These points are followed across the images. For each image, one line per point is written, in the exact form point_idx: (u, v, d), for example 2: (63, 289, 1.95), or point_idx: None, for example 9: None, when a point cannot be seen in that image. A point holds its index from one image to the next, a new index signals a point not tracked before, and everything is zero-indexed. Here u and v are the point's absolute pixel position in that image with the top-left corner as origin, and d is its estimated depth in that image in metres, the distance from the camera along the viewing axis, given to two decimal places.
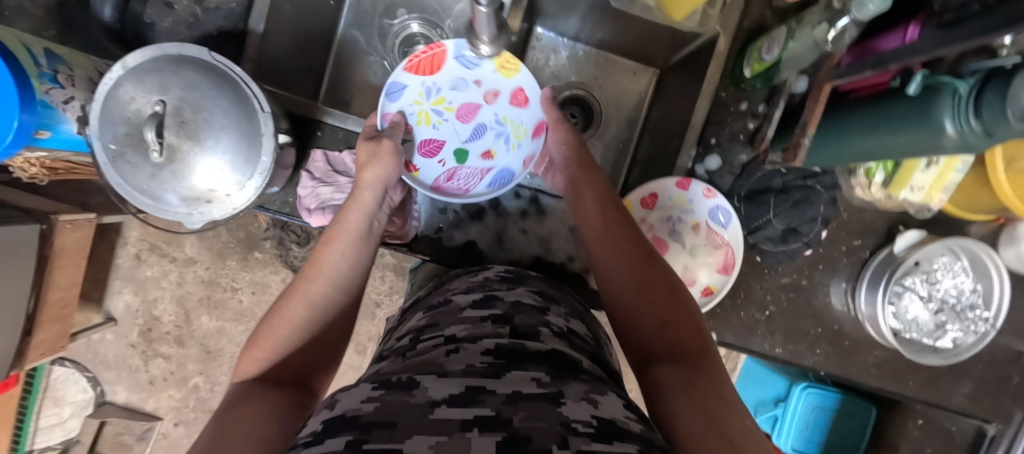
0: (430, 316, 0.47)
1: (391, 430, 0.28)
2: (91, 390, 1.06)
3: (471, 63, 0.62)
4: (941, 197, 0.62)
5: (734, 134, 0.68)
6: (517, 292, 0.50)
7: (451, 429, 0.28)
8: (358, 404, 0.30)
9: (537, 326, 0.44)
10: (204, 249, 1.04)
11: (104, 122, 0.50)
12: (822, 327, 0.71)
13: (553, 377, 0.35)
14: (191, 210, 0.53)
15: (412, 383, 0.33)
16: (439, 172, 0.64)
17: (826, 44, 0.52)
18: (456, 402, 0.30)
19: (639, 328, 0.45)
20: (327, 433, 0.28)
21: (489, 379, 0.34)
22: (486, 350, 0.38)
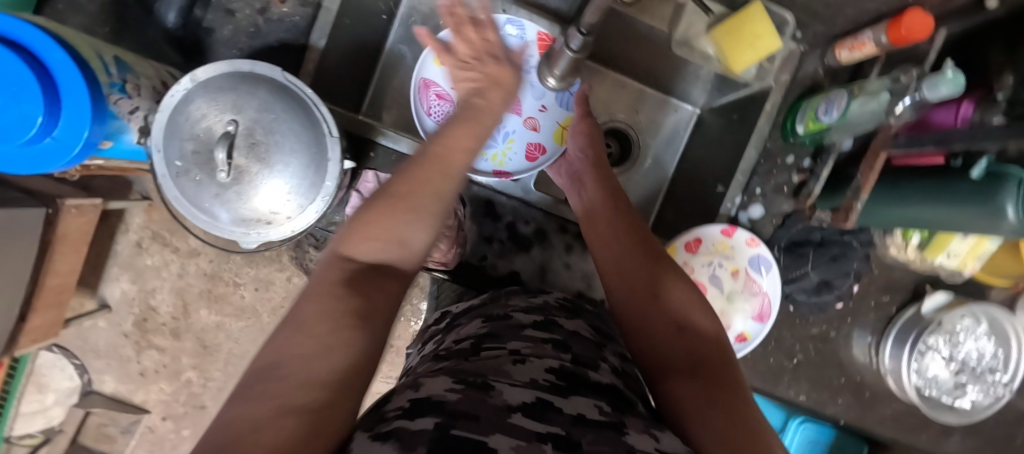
0: (491, 327, 0.44)
1: (475, 423, 0.26)
2: (78, 377, 1.01)
3: (562, 102, 0.65)
4: (975, 265, 0.65)
5: (778, 186, 0.70)
6: (576, 324, 0.47)
7: (528, 437, 0.26)
8: (443, 390, 0.28)
9: (595, 358, 0.40)
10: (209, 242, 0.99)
11: (173, 139, 0.49)
12: (845, 377, 0.73)
13: (616, 409, 0.32)
14: (249, 230, 0.52)
15: (487, 382, 0.31)
16: (444, 85, 0.68)
17: (889, 117, 0.55)
18: (531, 412, 0.28)
19: (652, 333, 0.44)
20: (414, 411, 0.26)
21: (556, 395, 0.31)
22: (550, 368, 0.35)
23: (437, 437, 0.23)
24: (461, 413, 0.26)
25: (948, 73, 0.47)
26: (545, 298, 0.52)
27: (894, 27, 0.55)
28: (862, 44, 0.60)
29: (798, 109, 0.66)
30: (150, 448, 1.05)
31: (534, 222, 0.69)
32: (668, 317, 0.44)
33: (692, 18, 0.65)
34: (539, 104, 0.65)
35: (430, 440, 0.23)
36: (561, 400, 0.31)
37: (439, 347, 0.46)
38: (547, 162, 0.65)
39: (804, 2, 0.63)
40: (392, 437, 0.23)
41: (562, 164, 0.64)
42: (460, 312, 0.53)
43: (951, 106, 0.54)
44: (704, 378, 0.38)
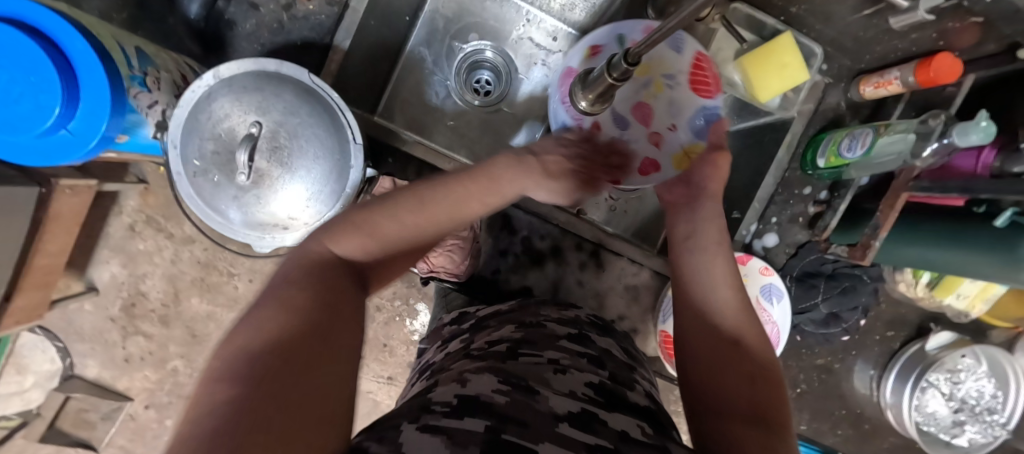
0: (525, 332, 0.45)
1: (524, 429, 0.28)
2: (59, 360, 0.98)
3: (697, 128, 0.55)
4: (982, 307, 0.66)
5: (793, 217, 0.70)
6: (608, 341, 0.48)
7: (579, 450, 0.28)
8: (491, 392, 0.31)
9: (629, 377, 0.42)
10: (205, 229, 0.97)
11: (192, 136, 0.48)
12: (846, 409, 0.74)
13: (656, 432, 0.34)
14: (264, 234, 0.50)
15: (531, 388, 0.33)
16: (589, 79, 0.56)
17: (915, 159, 0.54)
18: (576, 423, 0.30)
19: (717, 375, 0.39)
20: (461, 410, 0.29)
21: (599, 408, 0.34)
22: (588, 382, 0.37)
23: (489, 439, 0.26)
24: (511, 418, 0.29)
25: (981, 122, 0.47)
26: (576, 313, 0.53)
27: (923, 68, 0.55)
28: (888, 82, 0.61)
29: (820, 141, 0.66)
30: (130, 437, 1.02)
31: (550, 238, 0.69)
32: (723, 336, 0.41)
33: (723, 43, 0.65)
34: (670, 122, 0.55)
35: (482, 442, 0.26)
36: (606, 414, 0.33)
37: (468, 346, 0.46)
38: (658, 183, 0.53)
39: (832, 36, 0.63)
40: (440, 432, 0.26)
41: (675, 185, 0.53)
42: (486, 315, 0.54)
43: (971, 152, 0.54)
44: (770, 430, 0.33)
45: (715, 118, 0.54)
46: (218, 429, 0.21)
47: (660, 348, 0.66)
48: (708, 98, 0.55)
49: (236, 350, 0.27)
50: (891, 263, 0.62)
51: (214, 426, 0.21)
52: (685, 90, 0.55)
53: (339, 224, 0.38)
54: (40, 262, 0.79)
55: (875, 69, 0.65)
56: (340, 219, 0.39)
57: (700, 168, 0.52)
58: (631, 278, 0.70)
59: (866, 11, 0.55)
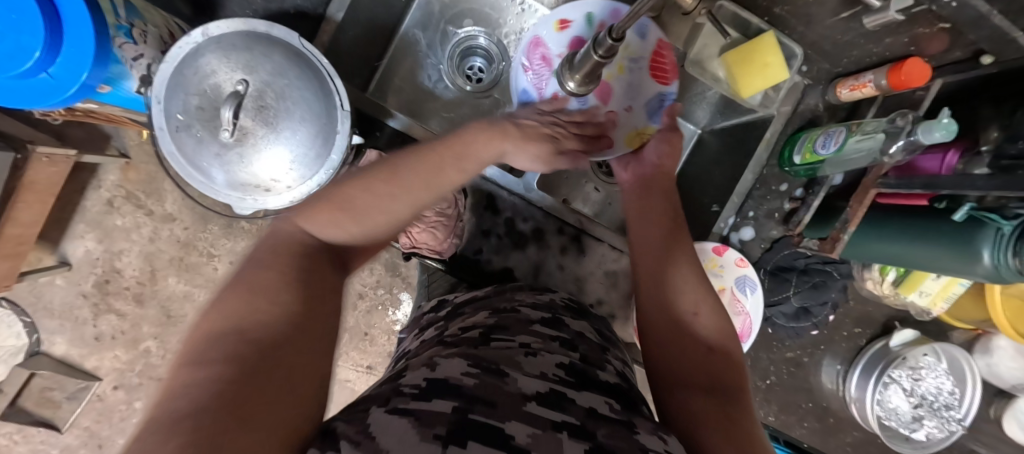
0: (498, 318, 0.46)
1: (492, 407, 0.29)
2: (26, 336, 0.96)
3: (652, 111, 0.56)
4: (942, 306, 0.69)
5: (770, 212, 0.73)
6: (581, 325, 0.49)
7: (545, 426, 0.29)
8: (460, 374, 0.32)
9: (600, 359, 0.43)
10: (186, 208, 0.96)
11: (176, 91, 0.48)
12: (812, 402, 0.76)
13: (624, 408, 0.35)
14: (245, 196, 0.50)
15: (501, 371, 0.34)
16: (560, 47, 0.55)
17: (883, 156, 0.56)
18: (545, 402, 0.31)
19: (680, 350, 0.45)
20: (431, 392, 0.30)
21: (568, 388, 0.34)
22: (558, 364, 0.38)
23: (455, 420, 0.27)
24: (480, 399, 0.29)
25: (942, 119, 0.49)
26: (552, 297, 0.54)
27: (895, 72, 0.58)
28: (863, 85, 0.64)
29: (796, 140, 0.69)
30: (96, 419, 1.00)
31: (533, 220, 0.69)
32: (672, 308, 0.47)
33: (709, 40, 0.67)
34: (627, 103, 0.55)
35: (449, 422, 0.26)
36: (574, 393, 0.34)
37: (442, 333, 0.47)
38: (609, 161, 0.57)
39: (811, 38, 0.66)
40: (409, 413, 0.27)
41: (630, 161, 0.60)
42: (461, 302, 0.55)
43: (937, 154, 0.56)
44: (724, 403, 0.39)
45: (669, 104, 0.56)
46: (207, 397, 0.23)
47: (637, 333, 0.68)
48: (665, 84, 0.56)
49: (208, 333, 0.28)
50: (856, 257, 0.64)
51: (207, 391, 0.24)
52: (645, 75, 0.55)
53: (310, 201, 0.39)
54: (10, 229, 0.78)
55: (850, 73, 0.68)
56: (318, 196, 0.40)
57: (654, 146, 0.58)
58: (611, 265, 0.71)
59: (843, 14, 0.58)
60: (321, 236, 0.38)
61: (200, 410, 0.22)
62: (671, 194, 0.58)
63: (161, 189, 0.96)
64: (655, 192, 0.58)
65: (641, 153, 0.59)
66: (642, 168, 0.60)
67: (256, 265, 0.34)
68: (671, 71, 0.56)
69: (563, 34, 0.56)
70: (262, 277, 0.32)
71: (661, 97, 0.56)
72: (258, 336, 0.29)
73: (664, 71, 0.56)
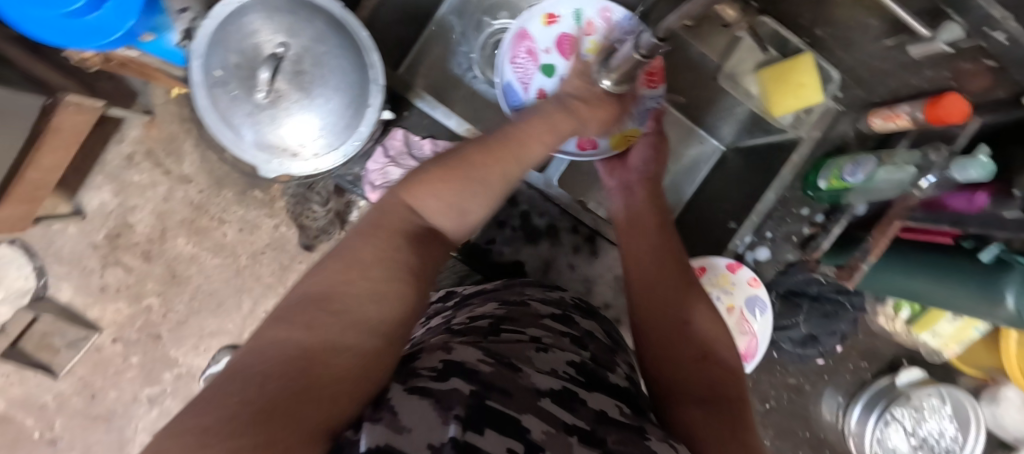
0: (508, 309, 0.46)
1: (507, 398, 0.29)
2: (34, 280, 1.02)
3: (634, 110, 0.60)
4: (955, 349, 0.68)
5: (788, 234, 0.70)
6: (591, 324, 0.49)
7: (557, 426, 0.28)
8: (477, 360, 0.32)
9: (609, 361, 0.43)
10: (204, 171, 1.03)
11: (217, 48, 0.48)
12: (809, 431, 0.75)
13: (634, 413, 0.35)
14: (271, 158, 0.49)
15: (513, 363, 0.34)
16: (547, 45, 0.64)
17: (913, 188, 0.55)
18: (557, 400, 0.31)
19: (681, 367, 0.44)
20: (449, 372, 0.29)
21: (579, 387, 0.34)
22: (570, 362, 0.38)
23: (473, 404, 0.26)
24: (496, 387, 0.29)
25: (981, 158, 0.49)
26: (560, 295, 0.54)
27: (933, 105, 0.57)
28: (897, 115, 0.62)
29: (823, 165, 0.67)
30: (92, 367, 1.06)
31: (548, 216, 0.69)
32: (675, 319, 0.47)
33: (745, 55, 0.67)
34: None
35: (466, 406, 0.26)
36: (586, 394, 0.34)
37: (448, 322, 0.47)
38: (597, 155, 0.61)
39: (850, 64, 0.65)
40: (428, 396, 0.26)
41: (617, 167, 0.63)
42: (470, 293, 0.55)
43: (964, 192, 0.53)
44: (723, 415, 0.39)
45: (655, 106, 0.60)
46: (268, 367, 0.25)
47: None
48: (652, 86, 0.60)
49: (301, 297, 0.31)
50: (875, 287, 0.63)
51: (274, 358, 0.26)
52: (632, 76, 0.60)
53: (416, 177, 0.41)
54: (31, 174, 0.83)
55: (885, 103, 0.66)
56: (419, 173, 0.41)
57: (641, 154, 0.61)
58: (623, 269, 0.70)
59: (888, 41, 0.57)
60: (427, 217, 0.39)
61: (261, 379, 0.24)
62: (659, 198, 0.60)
63: (181, 150, 1.04)
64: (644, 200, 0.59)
65: (627, 159, 0.63)
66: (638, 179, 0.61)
67: (360, 239, 0.36)
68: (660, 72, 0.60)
69: (552, 29, 0.65)
70: (367, 246, 0.35)
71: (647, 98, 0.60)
72: (341, 307, 0.30)
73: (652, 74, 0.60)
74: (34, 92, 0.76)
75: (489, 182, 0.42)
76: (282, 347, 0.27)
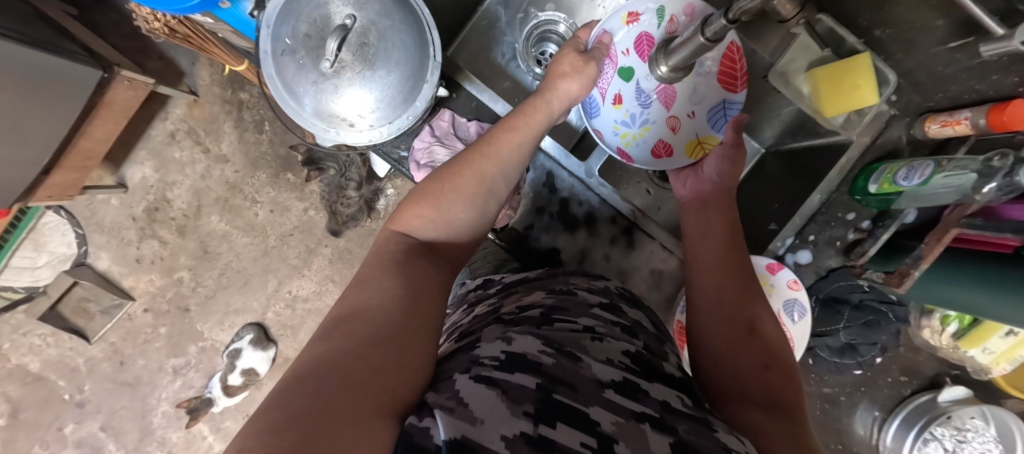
0: (557, 299, 0.50)
1: (571, 391, 0.32)
2: (75, 246, 1.11)
3: (712, 118, 0.61)
4: (1004, 368, 0.65)
5: (831, 239, 0.69)
6: (639, 313, 0.53)
7: (627, 415, 0.32)
8: (537, 352, 0.35)
9: (660, 348, 0.47)
10: (241, 151, 1.09)
11: (287, 16, 0.49)
12: (841, 444, 0.73)
13: (695, 403, 0.38)
14: (329, 127, 0.51)
15: (573, 354, 0.37)
16: (628, 45, 0.60)
17: (974, 194, 0.53)
18: (620, 392, 0.35)
19: (740, 365, 0.44)
20: (511, 366, 0.33)
21: (640, 378, 0.38)
22: (625, 351, 0.41)
23: (541, 399, 0.30)
24: (560, 381, 0.33)
25: None
26: (605, 285, 0.57)
27: (998, 111, 0.55)
28: (957, 121, 0.60)
29: (872, 169, 0.66)
30: (123, 333, 1.13)
31: (587, 205, 0.68)
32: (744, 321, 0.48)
33: (797, 55, 0.66)
34: (690, 109, 0.61)
35: (534, 400, 0.30)
36: (647, 384, 0.37)
37: (498, 310, 0.52)
38: (671, 166, 0.62)
39: (907, 66, 0.64)
40: (495, 386, 0.30)
41: (690, 177, 0.62)
42: (513, 282, 0.60)
43: None
44: (789, 422, 0.39)
45: (733, 113, 0.60)
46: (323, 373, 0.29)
47: (679, 336, 0.66)
48: (732, 92, 0.60)
49: (333, 318, 0.36)
50: (919, 297, 0.63)
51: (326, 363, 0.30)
52: (712, 81, 0.60)
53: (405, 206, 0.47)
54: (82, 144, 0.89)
55: (944, 109, 0.64)
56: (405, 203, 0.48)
57: (714, 163, 0.59)
58: (659, 264, 0.69)
59: (951, 43, 0.56)
60: (414, 234, 0.45)
61: (318, 383, 0.28)
62: (731, 211, 0.57)
63: (221, 130, 1.09)
64: (714, 209, 0.57)
65: (701, 167, 0.61)
66: (706, 185, 0.60)
67: (371, 263, 0.41)
68: (739, 77, 0.59)
69: (632, 31, 0.60)
70: (376, 268, 0.40)
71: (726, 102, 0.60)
72: (364, 315, 0.35)
73: (732, 80, 0.59)
74: (92, 66, 0.81)
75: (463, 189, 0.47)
76: (329, 354, 0.31)
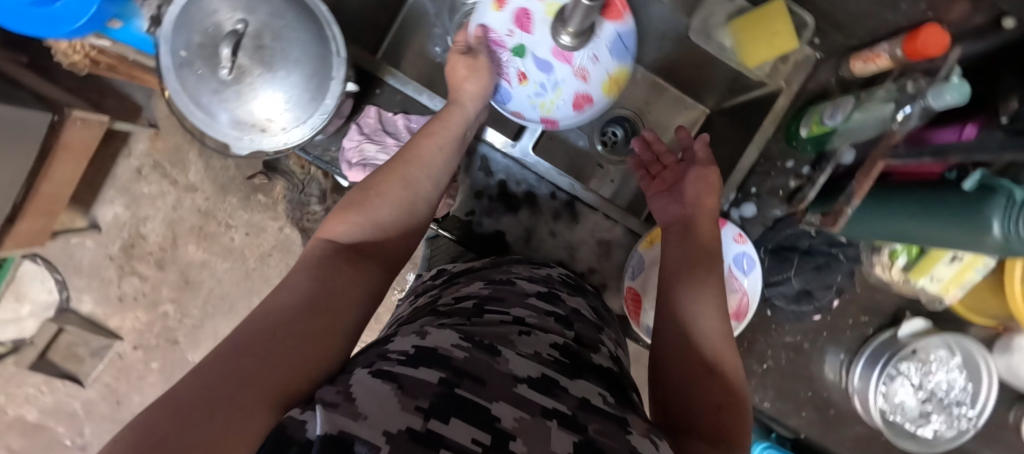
0: (494, 289, 0.51)
1: (479, 385, 0.32)
2: (57, 293, 1.11)
3: (614, 50, 0.64)
4: (956, 293, 0.66)
5: (773, 189, 0.69)
6: (577, 301, 0.55)
7: (535, 411, 0.31)
8: (450, 346, 0.35)
9: (595, 340, 0.48)
10: (209, 179, 1.09)
11: (180, 27, 0.50)
12: (812, 391, 0.72)
13: (618, 403, 0.38)
14: (243, 135, 0.52)
15: (494, 349, 0.37)
16: (507, 24, 0.62)
17: (892, 122, 0.55)
18: (535, 387, 0.34)
19: (692, 401, 0.43)
20: (419, 360, 0.33)
21: (561, 376, 0.37)
22: (554, 344, 0.42)
23: (439, 395, 0.29)
24: (468, 375, 0.32)
25: (953, 81, 0.49)
26: (548, 272, 0.60)
27: (910, 41, 0.54)
28: (877, 55, 0.59)
29: (802, 114, 0.67)
30: (115, 373, 1.14)
31: (525, 184, 0.69)
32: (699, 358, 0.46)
33: (714, 8, 0.67)
34: (591, 53, 0.62)
35: (433, 395, 0.29)
36: (568, 382, 0.37)
37: (436, 301, 0.52)
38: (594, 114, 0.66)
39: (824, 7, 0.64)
40: (393, 381, 0.30)
41: (665, 194, 0.66)
42: (459, 271, 0.60)
43: (956, 128, 0.52)
44: None
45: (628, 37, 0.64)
46: (208, 377, 0.29)
47: (630, 302, 0.67)
48: (618, 20, 0.63)
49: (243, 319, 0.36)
50: (855, 234, 0.63)
51: (218, 366, 0.30)
52: (599, 20, 0.63)
53: (331, 211, 0.49)
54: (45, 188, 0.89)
55: (865, 45, 0.63)
56: (332, 209, 0.49)
57: (693, 185, 0.62)
58: (605, 233, 0.70)
59: None
60: (338, 238, 0.45)
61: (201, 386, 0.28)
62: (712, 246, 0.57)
63: (186, 161, 1.09)
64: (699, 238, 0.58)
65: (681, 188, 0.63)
66: (680, 203, 0.63)
67: (294, 268, 0.41)
68: (621, 7, 0.63)
69: (504, 12, 0.62)
70: (295, 273, 0.40)
71: (617, 31, 0.64)
72: (271, 317, 0.35)
73: (614, 11, 0.63)
74: (42, 110, 0.83)
75: (383, 193, 0.50)
76: (224, 357, 0.31)
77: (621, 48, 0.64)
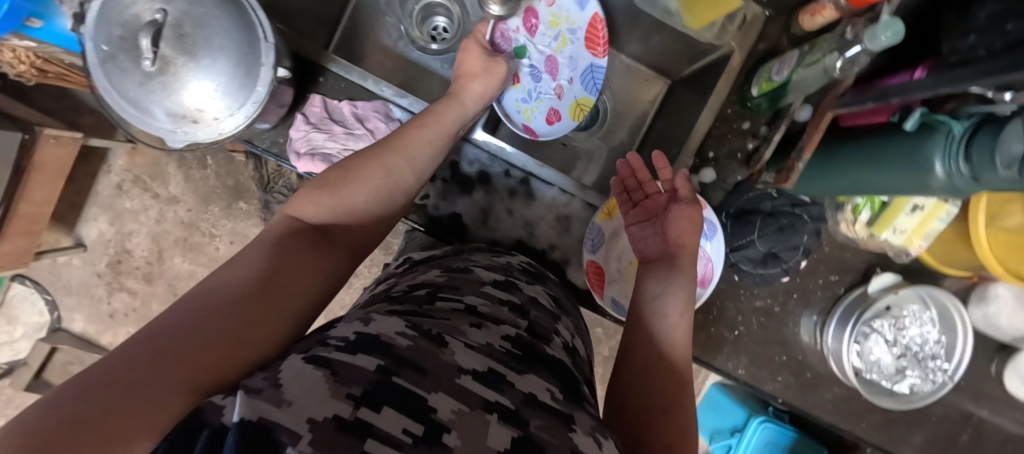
0: (450, 277, 0.50)
1: (420, 374, 0.30)
2: (48, 314, 1.12)
3: (585, 82, 0.73)
4: (921, 244, 0.65)
5: (732, 152, 0.69)
6: (536, 290, 0.54)
7: (475, 405, 0.30)
8: (394, 334, 0.33)
9: (550, 331, 0.47)
10: (189, 190, 1.09)
11: (100, 22, 0.51)
12: (787, 355, 0.70)
13: (567, 399, 0.36)
14: (176, 128, 0.53)
15: (440, 339, 0.35)
16: (519, 26, 0.73)
17: (834, 71, 0.53)
18: (480, 379, 0.32)
19: (648, 438, 0.42)
20: (358, 346, 0.31)
21: (510, 371, 0.35)
22: (506, 336, 0.40)
23: (375, 382, 0.27)
24: (408, 363, 0.30)
25: (886, 20, 0.47)
26: (509, 260, 0.59)
27: None
28: (823, 7, 0.58)
29: (754, 72, 0.66)
30: None
31: (478, 164, 0.68)
32: (659, 399, 0.46)
33: None
34: (569, 76, 0.73)
35: (368, 381, 0.27)
36: (516, 376, 0.35)
37: (393, 287, 0.51)
38: (563, 128, 0.72)
39: None
40: (325, 366, 0.28)
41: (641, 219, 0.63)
42: (421, 258, 0.59)
43: (907, 73, 0.49)
44: None
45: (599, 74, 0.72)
46: (141, 352, 0.28)
47: (593, 276, 0.67)
48: (596, 55, 0.71)
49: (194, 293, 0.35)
50: (812, 190, 0.62)
51: (155, 340, 0.29)
52: (581, 47, 0.72)
53: (301, 191, 0.47)
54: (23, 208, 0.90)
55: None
56: (299, 192, 0.47)
57: (673, 219, 0.58)
58: (563, 208, 0.70)
59: None
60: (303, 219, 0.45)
61: (129, 361, 0.28)
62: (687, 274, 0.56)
63: (166, 174, 1.09)
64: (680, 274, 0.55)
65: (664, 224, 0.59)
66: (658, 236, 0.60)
67: (255, 245, 0.41)
68: (603, 43, 0.71)
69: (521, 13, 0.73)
70: (256, 249, 0.40)
71: (591, 66, 0.72)
72: (221, 293, 0.35)
73: (595, 46, 0.71)
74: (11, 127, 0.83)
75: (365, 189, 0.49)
76: (164, 330, 0.30)
77: (593, 83, 0.72)
